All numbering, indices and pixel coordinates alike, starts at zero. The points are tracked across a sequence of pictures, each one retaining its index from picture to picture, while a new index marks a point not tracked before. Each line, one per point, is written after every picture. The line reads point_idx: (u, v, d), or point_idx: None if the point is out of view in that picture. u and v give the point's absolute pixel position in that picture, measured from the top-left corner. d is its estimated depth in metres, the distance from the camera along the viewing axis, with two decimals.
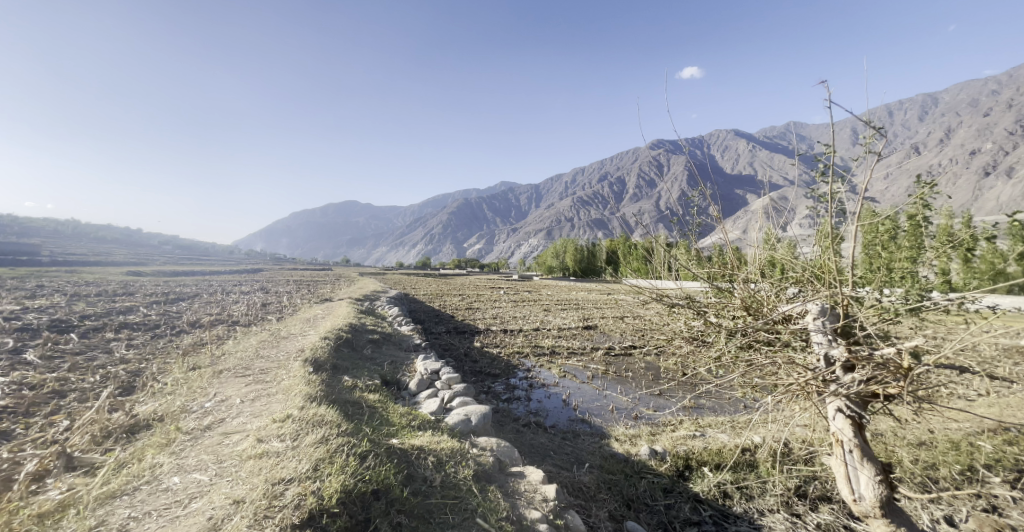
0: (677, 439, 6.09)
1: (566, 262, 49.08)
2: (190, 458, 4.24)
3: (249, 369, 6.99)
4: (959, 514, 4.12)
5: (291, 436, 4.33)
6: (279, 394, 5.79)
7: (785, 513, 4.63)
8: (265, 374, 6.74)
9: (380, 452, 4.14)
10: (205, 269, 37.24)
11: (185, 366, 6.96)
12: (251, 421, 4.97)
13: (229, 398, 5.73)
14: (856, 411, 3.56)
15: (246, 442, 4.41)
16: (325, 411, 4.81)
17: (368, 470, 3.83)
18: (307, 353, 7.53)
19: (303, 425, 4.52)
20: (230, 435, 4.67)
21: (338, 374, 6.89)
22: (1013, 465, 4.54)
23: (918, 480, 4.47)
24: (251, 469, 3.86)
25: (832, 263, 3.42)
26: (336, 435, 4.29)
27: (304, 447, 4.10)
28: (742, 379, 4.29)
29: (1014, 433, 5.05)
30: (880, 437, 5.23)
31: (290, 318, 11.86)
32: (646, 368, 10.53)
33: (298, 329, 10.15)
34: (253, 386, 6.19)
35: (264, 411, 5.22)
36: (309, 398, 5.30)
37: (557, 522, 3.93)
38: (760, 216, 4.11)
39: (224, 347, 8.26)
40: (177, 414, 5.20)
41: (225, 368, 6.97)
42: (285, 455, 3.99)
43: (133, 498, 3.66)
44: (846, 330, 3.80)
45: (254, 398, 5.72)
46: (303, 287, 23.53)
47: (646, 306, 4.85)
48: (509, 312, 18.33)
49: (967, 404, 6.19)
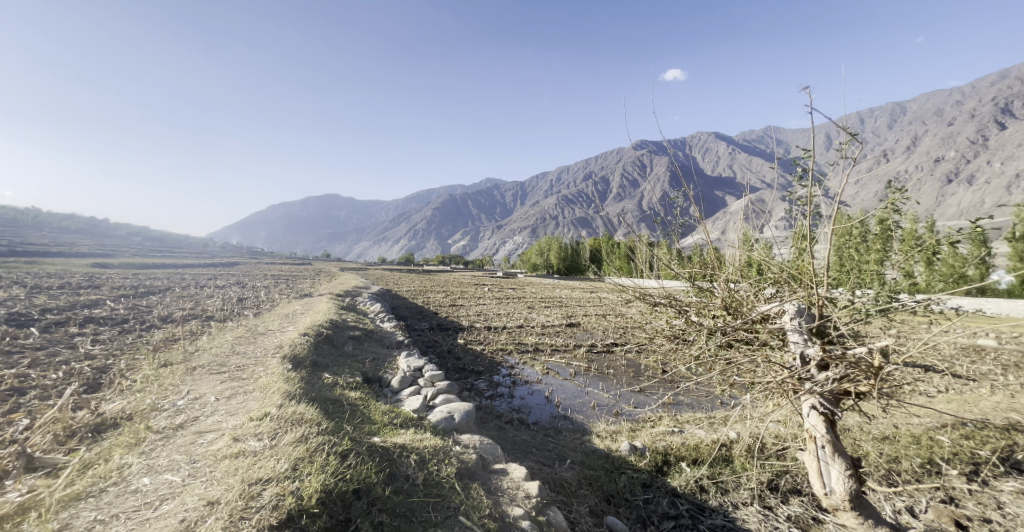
0: (656, 434, 6.26)
1: (549, 260, 49.36)
2: (161, 458, 4.18)
3: (224, 366, 6.88)
4: (919, 505, 4.32)
5: (268, 435, 4.30)
6: (256, 391, 5.73)
7: (758, 506, 4.80)
8: (241, 371, 6.65)
9: (362, 451, 4.14)
10: (177, 263, 36.26)
11: (156, 363, 6.81)
12: (226, 419, 4.91)
13: (204, 395, 5.64)
14: (829, 407, 3.68)
15: (220, 442, 4.35)
16: (305, 409, 4.77)
17: (350, 469, 3.83)
18: (286, 350, 7.46)
19: (283, 423, 4.49)
20: (204, 435, 4.60)
21: (319, 371, 6.85)
22: (970, 458, 4.78)
23: (883, 473, 4.66)
24: (226, 469, 3.83)
25: (809, 265, 3.55)
26: (316, 433, 4.27)
27: (282, 446, 4.08)
28: (720, 377, 4.41)
29: (971, 428, 5.30)
30: (848, 431, 5.45)
31: (268, 314, 11.71)
32: (627, 365, 10.73)
33: (276, 325, 10.02)
34: (229, 383, 6.10)
35: (240, 410, 5.16)
36: (288, 396, 5.26)
37: (540, 519, 3.99)
38: (741, 218, 4.21)
39: (198, 343, 8.10)
40: (147, 412, 5.10)
41: (199, 365, 6.86)
42: (262, 455, 3.96)
43: (99, 500, 3.59)
44: (821, 330, 3.94)
45: (230, 395, 5.64)
46: (280, 282, 23.18)
47: (629, 304, 4.94)
48: (493, 308, 18.42)
49: (927, 400, 6.48)
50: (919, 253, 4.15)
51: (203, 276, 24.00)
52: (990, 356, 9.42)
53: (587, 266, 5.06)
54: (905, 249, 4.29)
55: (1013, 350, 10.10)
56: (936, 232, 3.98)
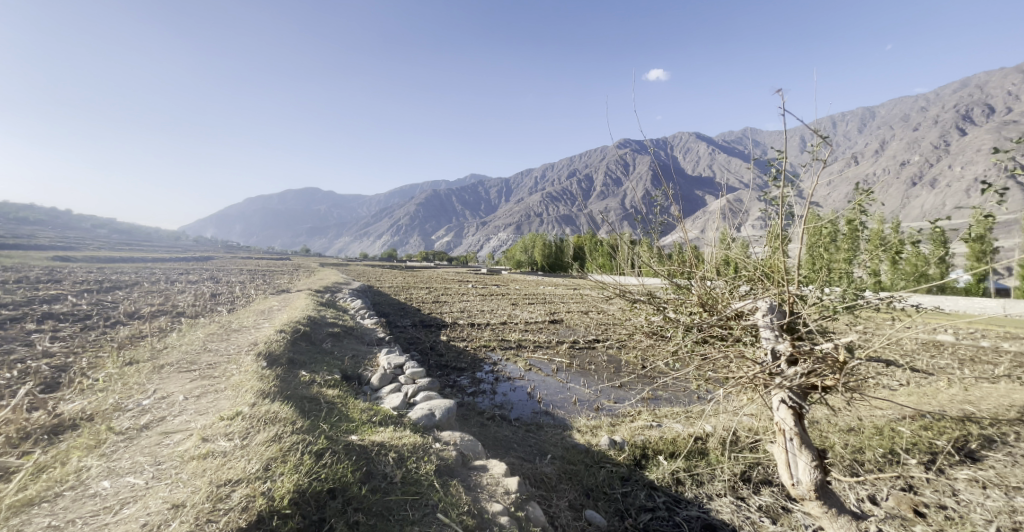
0: (635, 429, 6.40)
1: (533, 257, 49.66)
2: (124, 460, 4.11)
3: (195, 363, 6.79)
4: (881, 493, 4.52)
5: (239, 435, 4.27)
6: (228, 390, 5.67)
7: (731, 497, 4.96)
8: (213, 369, 6.56)
9: (337, 450, 4.15)
10: (147, 258, 35.27)
11: (120, 361, 6.67)
12: (195, 419, 4.85)
13: (171, 395, 5.55)
14: (797, 401, 3.79)
15: (188, 442, 4.30)
16: (279, 408, 4.77)
17: (325, 468, 3.85)
18: (260, 347, 7.39)
19: (255, 423, 4.47)
20: (171, 435, 4.55)
21: (295, 369, 6.82)
22: (928, 448, 5.02)
23: (848, 463, 4.86)
24: (194, 470, 3.79)
25: (780, 263, 3.68)
26: (290, 432, 4.27)
27: (253, 446, 4.06)
28: (696, 372, 4.53)
29: (930, 419, 5.57)
30: (816, 424, 5.67)
31: (243, 310, 11.52)
32: (608, 360, 10.90)
33: (251, 322, 9.87)
34: (198, 382, 6.02)
35: (211, 409, 5.10)
36: (262, 394, 5.23)
37: (518, 514, 4.05)
38: (718, 217, 4.33)
39: (166, 341, 7.95)
40: (109, 412, 5.01)
41: (167, 363, 6.74)
42: (232, 455, 3.94)
43: (54, 505, 3.52)
44: (791, 327, 4.07)
45: (199, 395, 5.57)
46: (256, 277, 22.79)
47: (609, 301, 5.04)
48: (476, 305, 18.47)
49: (889, 393, 6.79)
50: (885, 253, 4.31)
51: (174, 271, 23.50)
52: (949, 351, 9.91)
53: (568, 263, 5.14)
54: (870, 248, 4.47)
55: (970, 345, 10.63)
56: (900, 232, 4.15)
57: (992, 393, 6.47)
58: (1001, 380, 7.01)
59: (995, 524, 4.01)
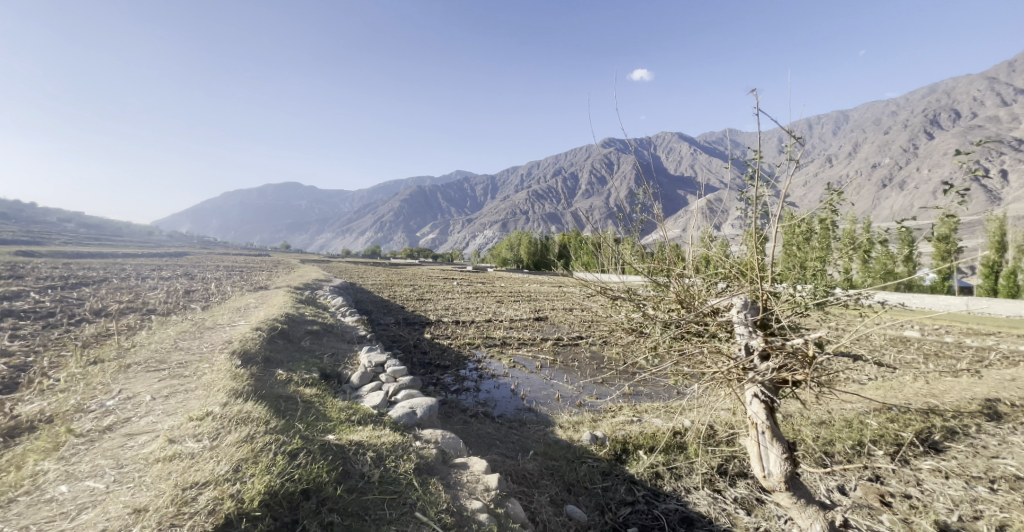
0: (617, 424, 6.50)
1: (519, 254, 49.85)
2: (84, 463, 4.01)
3: (164, 362, 6.65)
4: (849, 483, 4.68)
5: (209, 436, 4.21)
6: (199, 389, 5.58)
7: (708, 490, 5.08)
8: (184, 368, 6.45)
9: (313, 450, 4.13)
10: (118, 252, 34.23)
11: (85, 360, 6.52)
12: (162, 420, 4.76)
13: (138, 395, 5.44)
14: (769, 395, 3.86)
15: (154, 444, 4.22)
16: (252, 408, 4.72)
17: (298, 469, 3.81)
18: (236, 345, 7.29)
19: (226, 423, 4.42)
20: (136, 437, 4.44)
21: (272, 368, 6.75)
22: (894, 440, 5.21)
23: (818, 455, 5.02)
24: (158, 473, 3.71)
25: (754, 260, 3.77)
26: (263, 433, 4.23)
27: (223, 447, 4.01)
28: (674, 368, 4.61)
29: (896, 412, 5.78)
30: (789, 418, 5.83)
31: (218, 307, 11.32)
32: (591, 356, 11.05)
33: (227, 319, 9.72)
34: (167, 381, 5.91)
35: (179, 409, 5.02)
36: (234, 394, 5.17)
37: (498, 511, 4.09)
38: (698, 217, 4.42)
39: (135, 339, 7.78)
40: (70, 414, 4.90)
41: (135, 362, 6.61)
42: (201, 456, 3.88)
43: (9, 511, 3.44)
44: (764, 323, 4.16)
45: (168, 394, 5.46)
46: (234, 274, 22.36)
47: (591, 298, 5.11)
48: (460, 302, 18.50)
49: (858, 387, 7.03)
50: (854, 251, 4.43)
51: (145, 267, 22.89)
52: (914, 346, 10.31)
53: (551, 261, 5.21)
54: (842, 246, 4.62)
55: (935, 340, 11.06)
56: (868, 230, 4.26)
57: (954, 387, 6.75)
58: (963, 374, 7.32)
59: (956, 513, 4.19)
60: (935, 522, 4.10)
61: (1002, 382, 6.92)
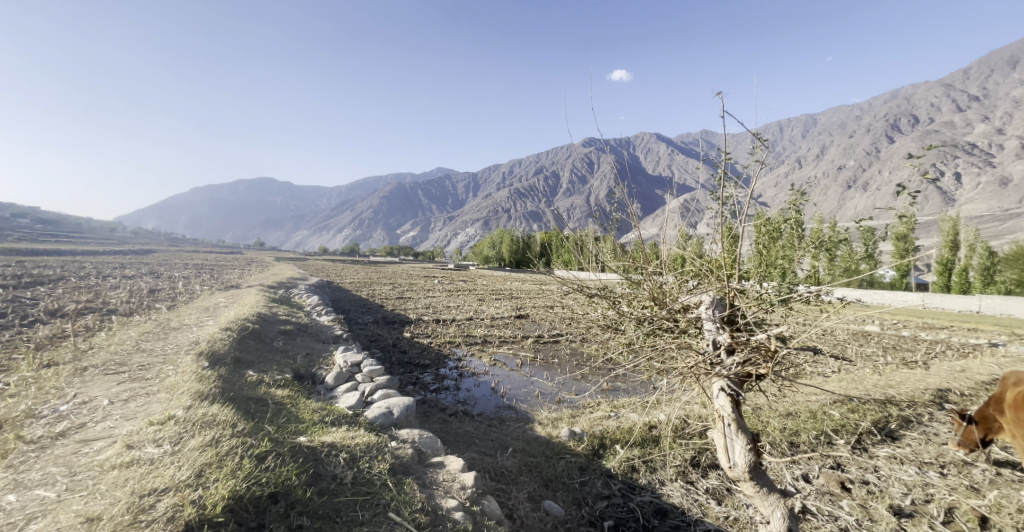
0: (594, 419, 6.63)
1: (501, 252, 49.93)
2: (34, 471, 3.90)
3: (124, 365, 6.47)
4: (813, 471, 4.87)
5: (171, 440, 4.14)
6: (161, 393, 5.46)
7: (682, 482, 5.22)
8: (145, 370, 6.29)
9: (282, 452, 4.10)
10: (78, 250, 32.80)
11: (37, 363, 6.30)
12: (120, 425, 4.65)
13: (94, 399, 5.30)
14: (735, 388, 3.98)
15: (111, 450, 4.11)
16: (217, 411, 4.65)
17: (266, 472, 3.78)
18: (203, 346, 7.14)
19: (189, 427, 4.34)
20: (91, 443, 4.33)
21: (242, 369, 6.64)
22: (854, 429, 5.46)
23: (783, 446, 5.22)
24: (113, 480, 3.62)
25: (722, 258, 3.86)
26: (229, 436, 4.18)
27: (186, 452, 3.94)
28: (647, 364, 4.71)
29: (857, 403, 6.05)
30: (758, 410, 6.03)
31: (185, 307, 11.03)
32: (571, 353, 11.19)
33: (194, 319, 9.49)
34: (126, 385, 5.76)
35: (139, 413, 4.90)
36: (199, 396, 5.07)
37: (473, 509, 4.13)
38: (675, 217, 4.51)
39: (93, 341, 7.53)
40: (20, 420, 4.74)
41: (92, 365, 6.41)
42: (161, 462, 3.80)
43: None
44: (731, 319, 4.28)
45: (128, 398, 5.33)
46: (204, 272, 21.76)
47: (568, 296, 5.17)
48: (441, 301, 18.46)
49: (823, 380, 7.32)
50: (817, 248, 4.59)
51: (107, 265, 21.99)
52: (875, 340, 10.80)
53: (531, 259, 5.31)
54: (806, 244, 4.78)
55: (893, 334, 11.60)
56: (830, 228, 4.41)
57: (910, 378, 7.10)
58: (918, 366, 7.71)
59: (909, 497, 4.41)
60: (890, 506, 4.31)
61: (953, 372, 7.32)
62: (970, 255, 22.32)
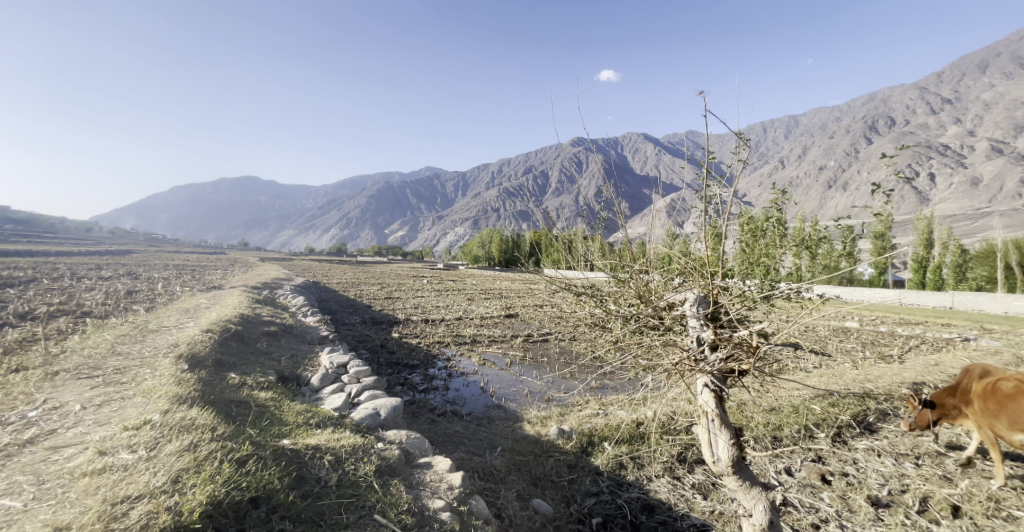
0: (583, 417, 6.68)
1: (490, 252, 49.93)
2: (2, 480, 3.82)
3: (98, 369, 6.36)
4: (795, 465, 4.98)
5: (146, 446, 4.08)
6: (136, 397, 5.38)
7: (668, 477, 5.31)
8: (121, 374, 6.19)
9: (263, 456, 4.08)
10: (53, 251, 32.00)
11: (6, 369, 6.16)
12: (93, 431, 4.58)
13: (66, 405, 5.20)
14: (718, 384, 4.05)
15: (82, 456, 4.04)
16: (195, 415, 4.60)
17: (247, 477, 3.75)
18: (182, 349, 7.04)
19: (166, 432, 4.29)
20: (62, 450, 4.25)
21: (224, 371, 6.56)
22: (834, 423, 5.59)
23: (766, 440, 5.32)
24: (85, 488, 3.57)
25: (706, 257, 3.92)
26: (207, 440, 4.14)
27: (161, 457, 3.89)
28: (634, 361, 4.76)
29: (837, 397, 6.19)
30: (742, 405, 6.14)
31: (164, 309, 10.85)
32: (560, 351, 11.24)
33: (174, 321, 9.36)
34: (100, 389, 5.66)
35: (113, 418, 4.83)
36: (177, 400, 5.00)
37: (460, 509, 4.15)
38: (661, 216, 4.55)
39: (65, 345, 7.38)
40: None
41: (65, 369, 6.29)
42: (135, 469, 3.75)
43: None
44: (714, 316, 4.35)
45: (101, 403, 5.24)
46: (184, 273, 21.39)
47: (556, 294, 5.20)
48: (430, 301, 18.40)
49: (805, 375, 7.47)
50: (799, 246, 4.68)
51: (82, 266, 21.67)
52: (855, 335, 11.06)
53: (520, 258, 5.34)
54: (787, 242, 4.86)
55: (872, 330, 11.87)
56: (811, 226, 4.49)
57: (888, 372, 7.29)
58: (894, 360, 7.92)
59: (886, 487, 4.53)
60: (868, 497, 4.42)
61: (928, 366, 7.53)
62: (944, 252, 23.02)
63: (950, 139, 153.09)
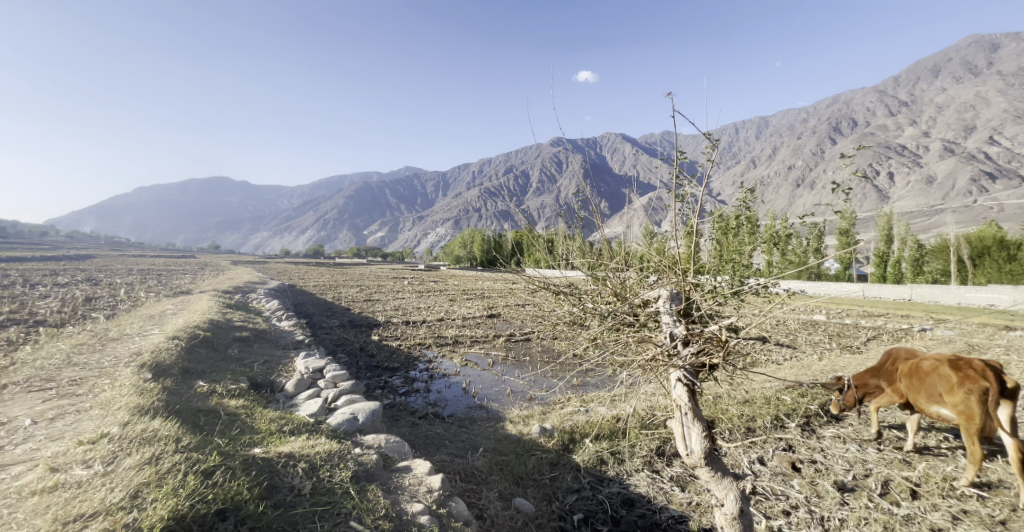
0: (564, 415, 6.76)
1: (471, 252, 49.81)
2: None
3: (52, 381, 6.13)
4: (767, 454, 5.13)
5: (104, 460, 3.97)
6: (93, 409, 5.22)
7: (647, 471, 5.42)
8: (76, 386, 5.98)
9: (231, 466, 4.01)
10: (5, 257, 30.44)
11: None
12: (44, 447, 4.42)
13: (16, 420, 5.02)
14: (690, 378, 4.15)
15: (32, 474, 3.91)
16: (157, 426, 4.49)
17: (214, 488, 3.68)
18: (146, 357, 6.86)
19: (125, 445, 4.17)
20: (10, 467, 4.10)
21: (191, 379, 6.42)
22: (804, 414, 5.79)
23: (739, 432, 5.47)
24: (35, 507, 3.46)
25: (678, 253, 4.00)
26: (171, 452, 4.04)
27: (119, 472, 3.79)
28: (611, 358, 4.81)
29: (806, 388, 6.41)
30: (717, 399, 6.31)
31: (127, 316, 10.51)
32: (541, 350, 11.33)
33: (137, 329, 9.07)
34: (53, 402, 5.47)
35: (67, 433, 4.68)
36: (138, 411, 4.88)
37: (439, 511, 4.18)
38: (638, 215, 4.61)
39: (18, 356, 7.10)
40: None
41: (16, 383, 6.06)
42: (91, 484, 3.65)
43: None
44: (687, 312, 4.46)
45: (55, 417, 5.08)
46: (148, 278, 20.68)
47: (535, 293, 5.21)
48: (411, 302, 18.29)
49: (777, 368, 7.70)
50: (768, 242, 4.79)
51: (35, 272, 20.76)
52: (824, 328, 11.47)
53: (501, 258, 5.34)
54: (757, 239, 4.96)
55: (839, 322, 12.34)
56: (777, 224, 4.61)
57: (853, 362, 7.59)
58: (860, 351, 8.25)
59: (851, 472, 4.72)
60: (834, 482, 4.60)
61: None
62: (903, 248, 24.16)
63: (912, 138, 159.36)
